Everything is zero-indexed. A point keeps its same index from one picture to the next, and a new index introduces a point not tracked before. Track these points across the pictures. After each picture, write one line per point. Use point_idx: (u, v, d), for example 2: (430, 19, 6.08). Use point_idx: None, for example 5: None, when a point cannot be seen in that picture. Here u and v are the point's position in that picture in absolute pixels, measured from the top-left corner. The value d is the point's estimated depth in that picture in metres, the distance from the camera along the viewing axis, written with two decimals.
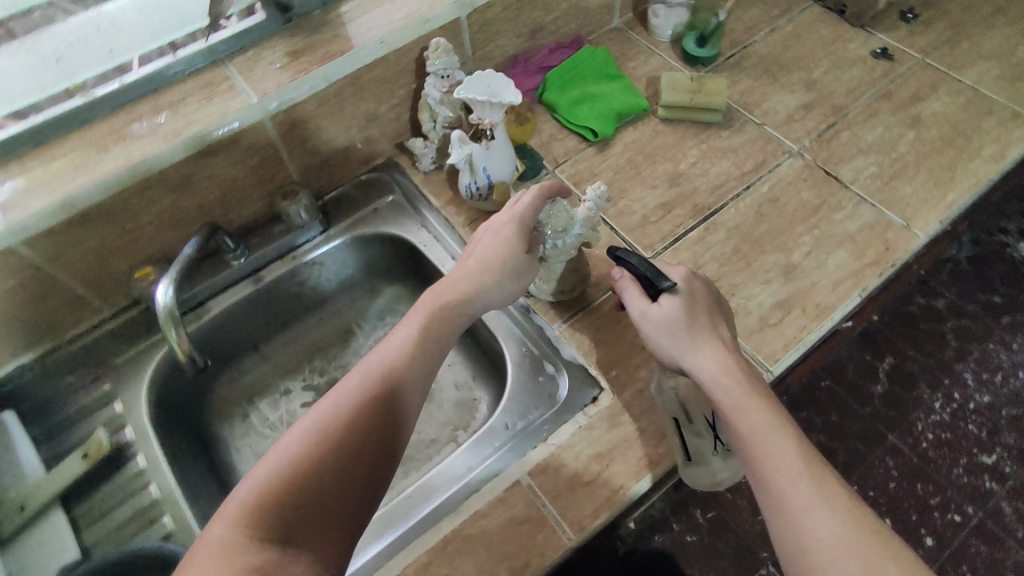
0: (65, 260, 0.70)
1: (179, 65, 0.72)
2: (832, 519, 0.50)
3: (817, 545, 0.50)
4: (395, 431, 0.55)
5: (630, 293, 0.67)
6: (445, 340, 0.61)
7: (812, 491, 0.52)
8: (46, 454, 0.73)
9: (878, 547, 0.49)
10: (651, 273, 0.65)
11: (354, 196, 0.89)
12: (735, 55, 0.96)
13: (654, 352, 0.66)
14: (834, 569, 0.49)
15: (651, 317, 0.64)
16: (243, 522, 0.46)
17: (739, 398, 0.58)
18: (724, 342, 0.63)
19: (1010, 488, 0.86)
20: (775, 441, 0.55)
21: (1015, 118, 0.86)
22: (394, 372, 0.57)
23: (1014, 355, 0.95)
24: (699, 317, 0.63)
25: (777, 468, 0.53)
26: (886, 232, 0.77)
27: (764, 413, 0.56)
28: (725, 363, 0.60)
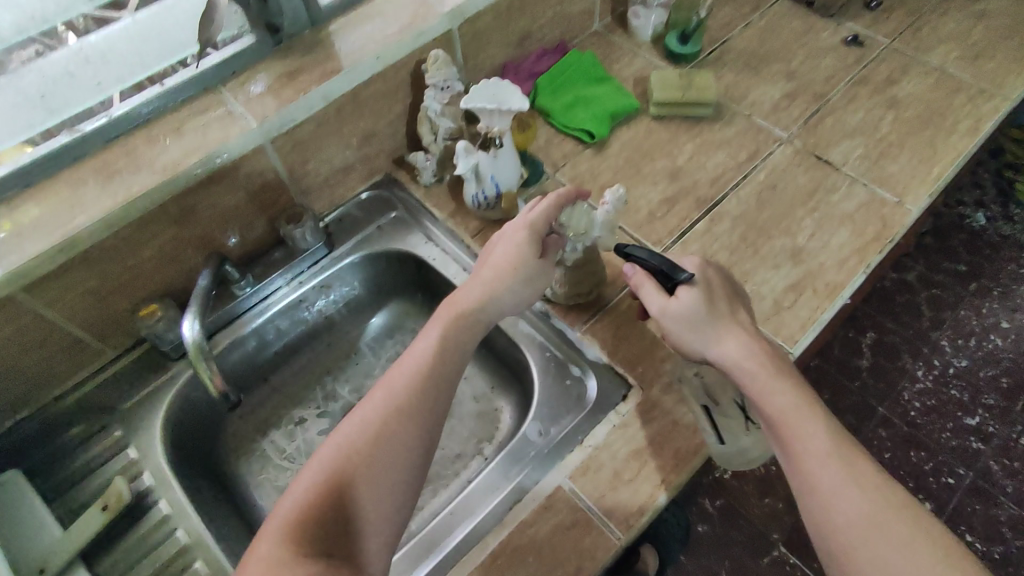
0: (65, 304, 0.67)
1: (171, 95, 0.70)
2: (862, 500, 0.48)
3: (846, 526, 0.47)
4: (422, 444, 0.54)
5: (648, 291, 0.62)
6: (466, 346, 0.60)
7: (842, 473, 0.49)
8: (59, 511, 0.69)
9: (909, 527, 0.47)
10: (667, 266, 0.61)
11: (356, 215, 0.88)
12: (715, 51, 0.99)
13: (674, 344, 0.62)
14: (864, 550, 0.46)
15: (671, 312, 0.60)
16: (287, 539, 0.47)
17: (766, 383, 0.54)
18: (748, 328, 0.59)
19: (995, 446, 1.14)
20: (802, 423, 0.52)
21: (984, 93, 0.90)
22: (418, 384, 0.56)
23: (983, 320, 1.24)
24: (719, 306, 0.60)
25: (806, 449, 0.51)
26: (881, 210, 0.80)
27: (791, 395, 0.54)
28: (751, 348, 0.57)
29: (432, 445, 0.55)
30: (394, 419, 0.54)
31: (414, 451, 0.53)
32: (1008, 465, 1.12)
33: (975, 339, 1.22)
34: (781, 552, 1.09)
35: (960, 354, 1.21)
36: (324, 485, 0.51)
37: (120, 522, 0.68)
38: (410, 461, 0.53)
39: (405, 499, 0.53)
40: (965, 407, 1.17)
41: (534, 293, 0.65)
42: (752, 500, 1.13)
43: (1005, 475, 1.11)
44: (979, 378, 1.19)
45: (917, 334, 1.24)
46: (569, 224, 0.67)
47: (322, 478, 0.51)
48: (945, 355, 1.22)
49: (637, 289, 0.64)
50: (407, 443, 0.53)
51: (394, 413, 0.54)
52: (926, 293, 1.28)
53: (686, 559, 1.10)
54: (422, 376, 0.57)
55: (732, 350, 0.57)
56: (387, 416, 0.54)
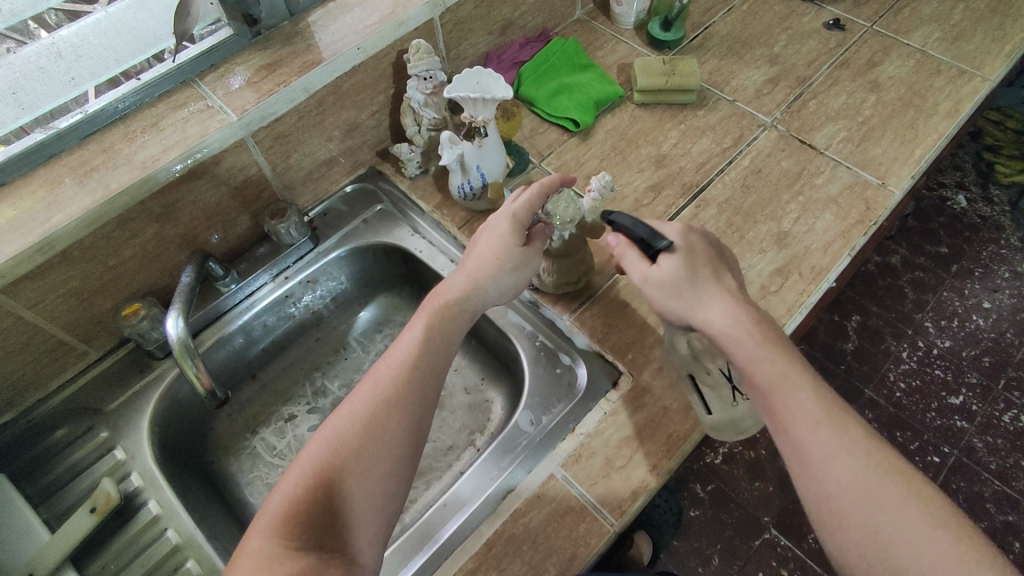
0: (46, 305, 0.65)
1: (148, 89, 0.69)
2: (850, 464, 0.48)
3: (836, 491, 0.48)
4: (411, 436, 0.54)
5: (629, 258, 0.62)
6: (453, 338, 0.60)
7: (833, 439, 0.49)
8: (46, 515, 0.68)
9: (899, 489, 0.47)
10: (647, 234, 0.59)
11: (341, 208, 0.87)
12: (698, 37, 0.99)
13: (661, 313, 0.62)
14: (855, 513, 0.47)
15: (653, 279, 0.60)
16: (278, 534, 0.46)
17: (752, 350, 0.54)
18: (734, 292, 0.58)
19: (977, 424, 1.15)
20: (790, 390, 0.52)
21: (963, 74, 0.91)
22: (404, 376, 0.56)
23: (965, 301, 1.26)
24: (702, 273, 0.59)
25: (796, 416, 0.51)
26: (865, 192, 0.80)
27: (779, 360, 0.53)
28: (737, 313, 0.56)
29: (421, 437, 0.55)
30: (383, 411, 0.54)
31: (403, 441, 0.53)
32: (990, 442, 1.14)
33: (957, 320, 1.24)
34: (771, 534, 1.10)
35: (942, 335, 1.23)
36: (314, 478, 0.50)
37: (108, 524, 0.67)
38: (400, 452, 0.53)
39: (396, 490, 0.53)
40: (949, 387, 1.19)
41: (522, 282, 0.64)
42: (742, 484, 1.15)
43: (988, 453, 1.13)
44: (961, 358, 1.21)
45: (900, 316, 1.26)
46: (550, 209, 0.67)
47: (312, 471, 0.51)
48: (928, 336, 1.24)
49: (620, 259, 0.63)
50: (396, 435, 0.53)
51: (382, 406, 0.54)
52: (909, 276, 1.30)
53: (678, 544, 1.11)
54: (409, 368, 0.56)
55: (716, 316, 0.56)
56: (375, 408, 0.54)
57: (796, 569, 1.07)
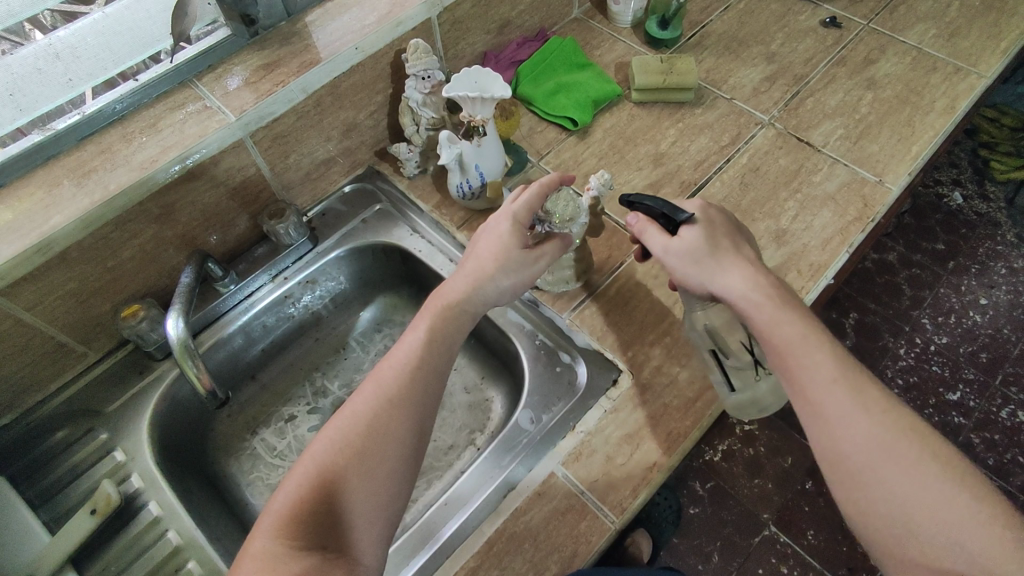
0: (45, 307, 0.65)
1: (146, 90, 0.69)
2: (867, 424, 0.48)
3: (852, 450, 0.48)
4: (414, 435, 0.54)
5: (650, 234, 0.62)
6: (455, 339, 0.60)
7: (850, 399, 0.49)
8: (46, 517, 0.67)
9: (915, 449, 0.47)
10: (668, 209, 0.60)
11: (340, 208, 0.87)
12: (695, 35, 0.99)
13: (682, 286, 0.61)
14: (870, 471, 0.47)
15: (675, 250, 0.59)
16: (282, 533, 0.46)
17: (771, 314, 0.54)
18: (753, 262, 0.58)
19: (974, 420, 1.16)
20: (808, 351, 0.52)
21: (959, 71, 0.91)
22: (407, 377, 0.56)
23: (962, 298, 1.27)
24: (722, 244, 0.59)
25: (814, 377, 0.51)
26: (862, 189, 0.81)
27: (797, 323, 0.53)
28: (756, 280, 0.56)
29: (425, 436, 0.55)
30: (386, 411, 0.54)
31: (407, 441, 0.53)
32: (987, 437, 1.14)
33: (954, 317, 1.25)
34: (771, 531, 1.11)
35: (940, 332, 1.24)
36: (317, 479, 0.50)
37: (108, 525, 0.67)
38: (403, 452, 0.53)
39: (400, 490, 0.53)
40: (946, 383, 1.19)
41: (523, 284, 0.64)
42: (741, 481, 1.15)
43: (985, 448, 1.13)
44: (958, 354, 1.21)
45: (898, 313, 1.27)
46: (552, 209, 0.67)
47: (315, 471, 0.51)
48: (926, 332, 1.24)
49: (641, 236, 0.63)
50: (400, 435, 0.53)
51: (385, 406, 0.54)
52: (906, 273, 1.31)
53: (678, 541, 1.12)
54: (412, 369, 0.56)
55: (736, 282, 0.56)
56: (379, 408, 0.54)
57: (796, 566, 1.08)
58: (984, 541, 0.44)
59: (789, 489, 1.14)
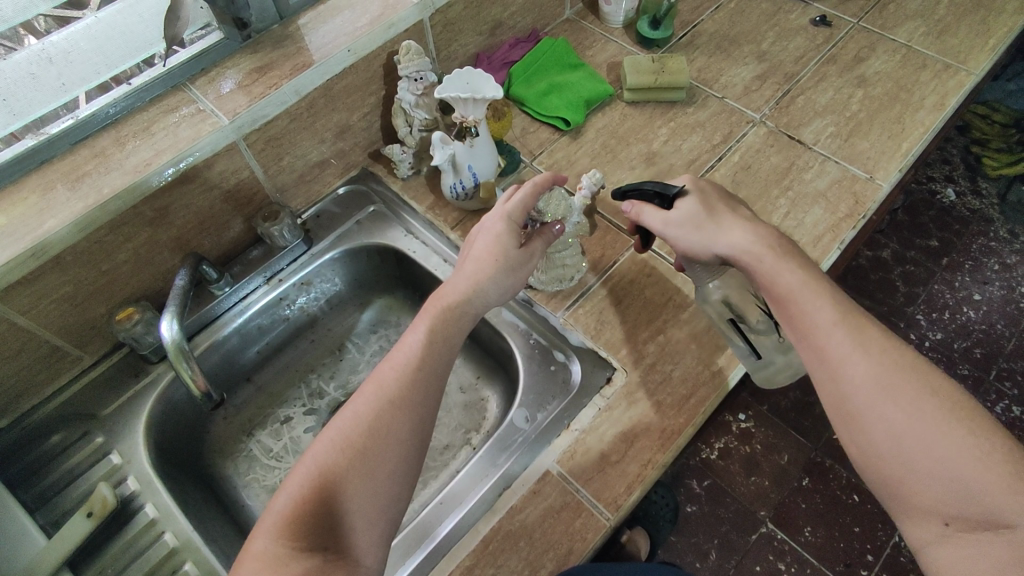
0: (39, 311, 0.65)
1: (139, 94, 0.70)
2: (867, 362, 0.49)
3: (852, 388, 0.49)
4: (415, 435, 0.54)
5: (647, 213, 0.65)
6: (455, 340, 0.60)
7: (849, 340, 0.50)
8: (43, 521, 0.67)
9: (915, 386, 0.48)
10: (658, 185, 0.63)
11: (334, 210, 0.87)
12: (686, 35, 0.99)
13: (687, 255, 0.63)
14: (870, 409, 0.48)
15: (673, 222, 0.62)
16: (283, 534, 0.47)
17: (773, 263, 0.55)
18: (749, 218, 0.60)
19: None
20: (808, 297, 0.53)
21: (948, 68, 0.92)
22: (408, 378, 0.56)
23: (956, 294, 1.27)
24: (718, 207, 0.61)
25: (815, 322, 0.52)
26: (853, 186, 0.81)
27: (797, 271, 0.55)
28: (755, 232, 0.58)
29: (425, 437, 0.55)
30: (387, 412, 0.54)
31: (408, 443, 0.54)
32: None
33: (948, 312, 1.26)
34: (768, 528, 1.11)
35: (934, 327, 1.24)
36: (319, 479, 0.51)
37: (105, 527, 0.67)
38: (404, 453, 0.53)
39: (401, 492, 0.53)
40: None
41: (517, 283, 0.64)
42: (738, 479, 1.16)
43: None
44: (952, 350, 1.22)
45: (892, 310, 1.27)
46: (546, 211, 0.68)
47: (316, 470, 0.51)
48: (920, 328, 1.25)
49: (639, 218, 0.66)
50: (401, 436, 0.53)
51: (387, 407, 0.54)
52: (900, 269, 1.31)
53: (676, 540, 1.12)
54: (413, 369, 0.57)
55: (737, 237, 0.58)
56: (381, 408, 0.54)
57: (793, 562, 1.08)
58: (982, 473, 0.44)
59: (785, 486, 1.14)
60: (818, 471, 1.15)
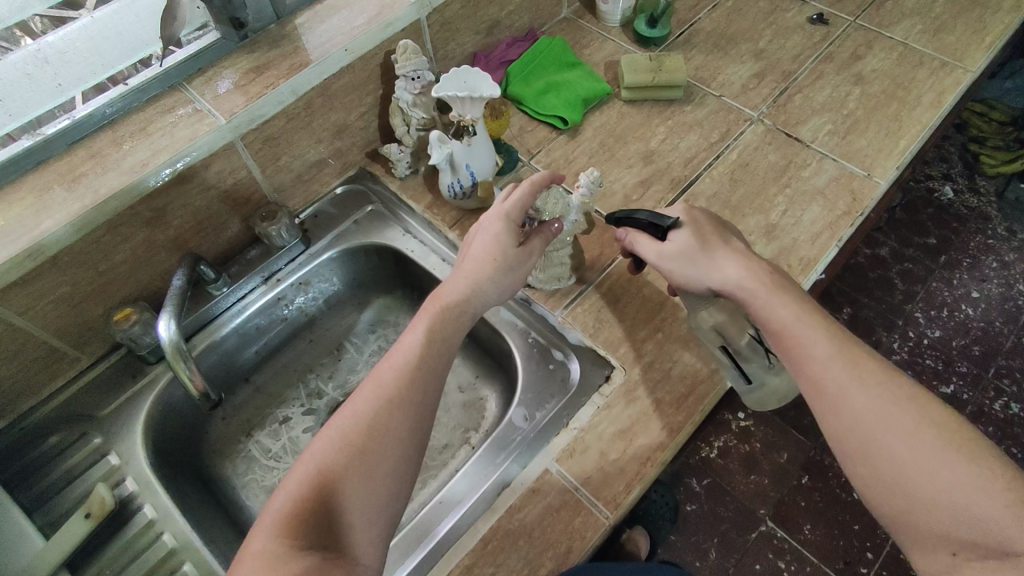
0: (36, 312, 0.65)
1: (135, 95, 0.69)
2: (866, 396, 0.50)
3: (853, 422, 0.50)
4: (414, 434, 0.54)
5: (641, 243, 0.64)
6: (454, 339, 0.60)
7: (847, 373, 0.51)
8: (41, 522, 0.67)
9: (915, 417, 0.49)
10: (652, 218, 0.62)
11: (332, 210, 0.87)
12: (684, 33, 0.99)
13: (681, 287, 0.63)
14: (872, 443, 0.49)
15: (667, 254, 0.62)
16: (282, 532, 0.47)
17: (765, 299, 0.56)
18: (743, 252, 0.60)
19: (968, 412, 1.16)
20: (803, 330, 0.54)
21: (945, 66, 0.92)
22: (406, 377, 0.56)
23: (954, 291, 1.28)
24: (712, 240, 0.61)
25: (811, 355, 0.52)
26: (851, 183, 0.81)
27: (791, 305, 0.55)
28: (751, 268, 0.58)
29: (424, 435, 0.55)
30: (386, 411, 0.54)
31: (407, 441, 0.54)
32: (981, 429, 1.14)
33: (947, 310, 1.26)
34: (768, 526, 1.11)
35: (932, 325, 1.25)
36: (318, 478, 0.51)
37: (104, 528, 0.67)
38: (403, 452, 0.53)
39: (399, 491, 0.53)
40: (940, 376, 1.20)
41: (516, 282, 0.64)
42: (737, 478, 1.16)
43: None
44: (951, 348, 1.22)
45: (891, 308, 1.27)
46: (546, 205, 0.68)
47: (315, 470, 0.51)
48: (918, 326, 1.25)
49: (633, 246, 0.66)
50: (399, 435, 0.53)
51: (387, 407, 0.54)
52: (899, 267, 1.31)
53: (676, 538, 1.12)
54: (412, 368, 0.56)
55: (731, 272, 0.58)
56: (380, 408, 0.54)
57: (793, 561, 1.08)
58: (987, 501, 0.45)
59: (785, 484, 1.14)
60: (817, 469, 1.15)
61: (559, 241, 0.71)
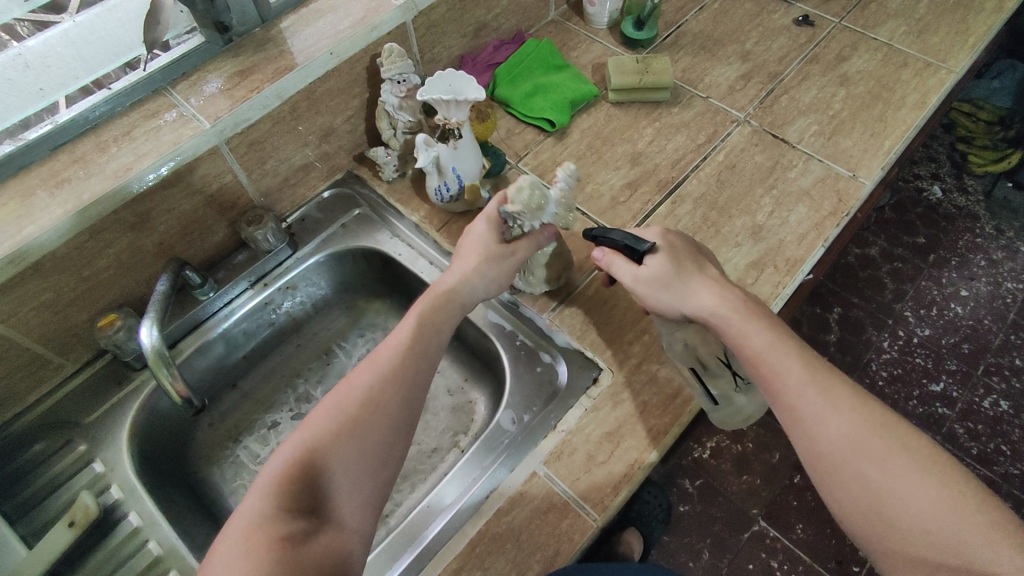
0: (17, 319, 0.64)
1: (118, 98, 0.69)
2: (839, 422, 0.51)
3: (827, 448, 0.51)
4: (405, 415, 0.55)
5: (617, 264, 0.65)
6: (447, 326, 0.61)
7: (820, 399, 0.52)
8: (25, 531, 0.67)
9: (888, 442, 0.50)
10: (630, 239, 0.63)
11: (319, 214, 0.87)
12: (671, 35, 1.00)
13: (655, 311, 0.64)
14: (847, 469, 0.50)
15: (643, 279, 0.62)
16: (272, 496, 0.48)
17: (740, 325, 0.57)
18: (719, 278, 0.62)
19: (957, 410, 1.17)
20: (777, 358, 0.55)
21: (930, 67, 0.92)
22: (401, 359, 0.57)
23: (943, 289, 1.28)
24: (686, 266, 0.62)
25: (784, 383, 0.54)
26: (837, 184, 0.82)
27: (765, 332, 0.57)
28: (725, 295, 0.60)
29: (415, 416, 0.56)
30: (379, 390, 0.55)
31: (397, 419, 0.54)
32: (971, 427, 1.15)
33: (936, 309, 1.26)
34: (759, 526, 1.12)
35: (922, 324, 1.25)
36: (313, 449, 0.51)
37: (88, 537, 0.66)
38: (395, 430, 0.54)
39: (388, 466, 0.53)
40: (930, 374, 1.20)
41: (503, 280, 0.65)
42: (729, 478, 1.16)
43: (968, 437, 1.14)
44: (941, 346, 1.23)
45: (881, 306, 1.28)
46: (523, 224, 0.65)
47: (312, 440, 0.52)
48: (909, 325, 1.25)
49: (609, 268, 0.66)
50: (391, 414, 0.54)
51: (383, 384, 0.55)
52: (888, 266, 1.32)
53: (669, 539, 1.12)
54: (407, 351, 0.57)
55: (706, 300, 0.60)
56: (377, 385, 0.55)
57: (785, 560, 1.09)
58: (959, 523, 0.46)
59: (777, 484, 1.15)
60: None
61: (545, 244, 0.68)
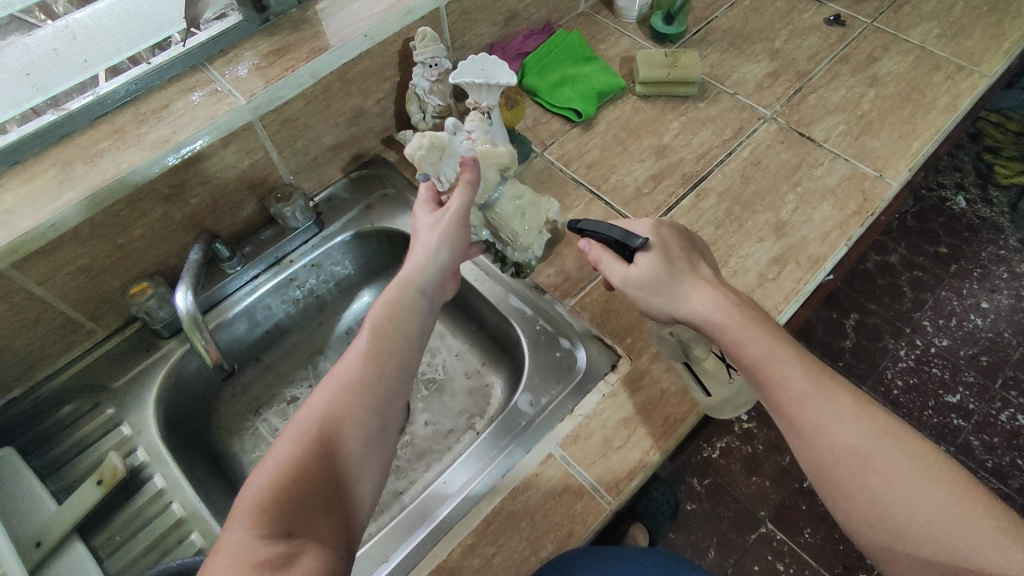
0: (55, 283, 0.66)
1: (158, 72, 0.70)
2: (843, 431, 0.51)
3: (832, 458, 0.51)
4: (379, 418, 0.52)
5: (606, 261, 0.64)
6: (416, 319, 0.58)
7: (824, 407, 0.52)
8: (54, 488, 0.69)
9: (894, 452, 0.50)
10: (620, 235, 0.62)
11: (345, 195, 0.89)
12: (700, 31, 1.00)
13: (646, 311, 0.63)
14: (852, 479, 0.50)
15: (632, 280, 0.61)
16: (254, 524, 0.45)
17: (737, 331, 0.56)
18: (711, 279, 0.61)
19: (972, 422, 1.16)
20: (777, 364, 0.55)
21: (962, 70, 0.92)
22: (372, 361, 0.54)
23: (963, 300, 1.27)
24: (679, 266, 0.61)
25: (787, 393, 0.54)
26: (863, 183, 0.82)
27: (763, 338, 0.56)
28: (717, 299, 0.58)
29: (389, 416, 0.54)
30: (351, 395, 0.52)
31: (371, 423, 0.52)
32: (986, 440, 1.14)
33: (955, 320, 1.25)
34: (767, 528, 1.12)
35: (940, 334, 1.24)
36: (290, 466, 0.48)
37: (113, 498, 0.68)
38: (372, 434, 0.52)
39: (367, 472, 0.51)
40: (946, 385, 1.20)
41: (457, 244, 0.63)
42: (739, 478, 1.16)
43: (983, 449, 1.14)
44: (958, 357, 1.22)
45: (898, 314, 1.27)
46: (447, 173, 0.62)
47: (286, 458, 0.48)
48: (926, 334, 1.24)
49: (597, 263, 0.65)
50: (364, 418, 0.52)
51: (350, 393, 0.52)
52: (908, 275, 1.31)
53: (675, 536, 1.12)
54: (376, 351, 0.55)
55: (697, 304, 0.58)
56: (344, 394, 0.52)
57: (792, 562, 1.09)
58: (966, 531, 0.46)
59: (786, 487, 1.14)
60: None
61: (492, 186, 0.66)
